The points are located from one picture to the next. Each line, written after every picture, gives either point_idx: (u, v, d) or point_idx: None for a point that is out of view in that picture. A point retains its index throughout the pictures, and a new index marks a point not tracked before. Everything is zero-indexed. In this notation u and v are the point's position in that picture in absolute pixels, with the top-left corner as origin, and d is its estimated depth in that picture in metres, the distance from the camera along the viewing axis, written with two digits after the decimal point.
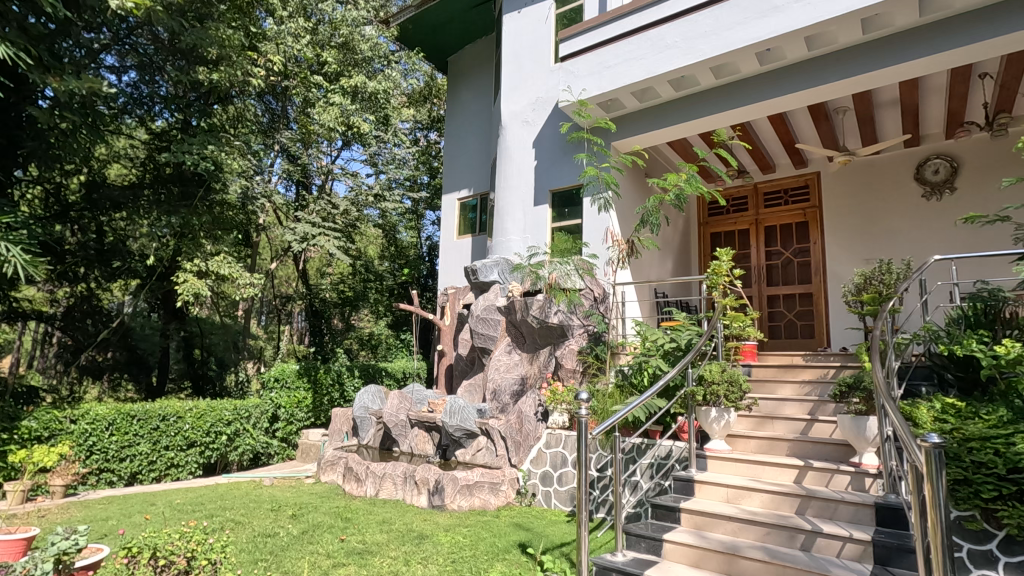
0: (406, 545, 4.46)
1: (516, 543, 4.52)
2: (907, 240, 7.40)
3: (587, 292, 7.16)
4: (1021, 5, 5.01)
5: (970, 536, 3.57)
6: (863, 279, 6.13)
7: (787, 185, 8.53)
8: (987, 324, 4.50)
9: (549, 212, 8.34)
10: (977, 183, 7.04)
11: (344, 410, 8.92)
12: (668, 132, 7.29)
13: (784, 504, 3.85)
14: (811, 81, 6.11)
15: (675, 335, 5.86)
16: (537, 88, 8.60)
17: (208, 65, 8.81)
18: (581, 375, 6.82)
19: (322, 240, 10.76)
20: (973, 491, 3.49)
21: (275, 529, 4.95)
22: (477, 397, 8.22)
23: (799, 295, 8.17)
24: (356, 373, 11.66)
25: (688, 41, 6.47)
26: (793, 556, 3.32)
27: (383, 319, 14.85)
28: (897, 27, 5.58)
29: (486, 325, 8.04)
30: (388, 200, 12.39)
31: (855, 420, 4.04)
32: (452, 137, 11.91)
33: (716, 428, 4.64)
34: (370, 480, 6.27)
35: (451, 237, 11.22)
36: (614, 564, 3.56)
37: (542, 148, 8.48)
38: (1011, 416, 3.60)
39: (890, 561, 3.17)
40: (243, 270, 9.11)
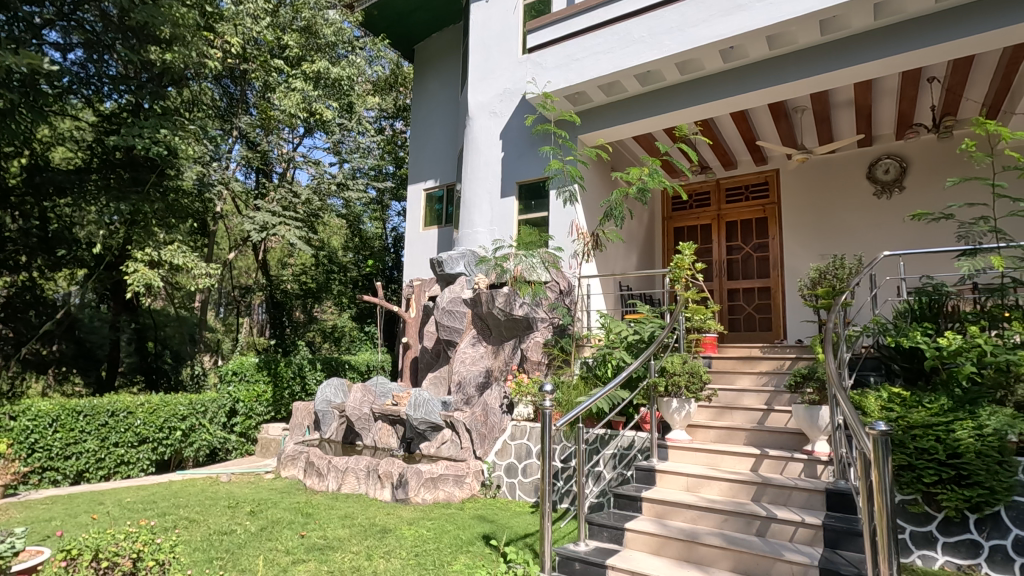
0: (369, 539, 4.40)
1: (480, 535, 4.51)
2: (860, 236, 7.69)
3: (553, 284, 7.18)
4: (966, 12, 5.25)
5: (912, 518, 3.80)
6: (818, 274, 6.31)
7: (748, 181, 8.74)
8: (932, 316, 4.72)
9: (516, 205, 8.31)
10: (924, 183, 7.36)
11: (306, 404, 8.73)
12: (634, 127, 7.35)
13: (741, 492, 3.96)
14: (772, 80, 6.25)
15: (640, 328, 5.96)
16: (504, 79, 8.53)
17: (161, 45, 8.41)
18: (546, 367, 6.86)
19: (282, 230, 10.43)
20: (916, 476, 3.65)
21: (232, 526, 4.81)
22: (442, 390, 8.16)
23: (757, 289, 8.40)
24: (318, 367, 11.44)
25: (654, 36, 6.52)
26: (749, 542, 3.43)
27: (346, 312, 14.59)
28: (853, 30, 5.76)
29: (451, 317, 7.97)
30: (352, 189, 11.91)
31: (808, 410, 4.19)
32: (418, 127, 11.73)
33: (677, 419, 4.75)
34: (332, 475, 6.15)
35: (416, 228, 11.07)
36: (577, 554, 3.60)
37: (509, 141, 8.44)
38: (952, 405, 3.83)
39: (839, 544, 3.30)
40: (198, 260, 8.77)
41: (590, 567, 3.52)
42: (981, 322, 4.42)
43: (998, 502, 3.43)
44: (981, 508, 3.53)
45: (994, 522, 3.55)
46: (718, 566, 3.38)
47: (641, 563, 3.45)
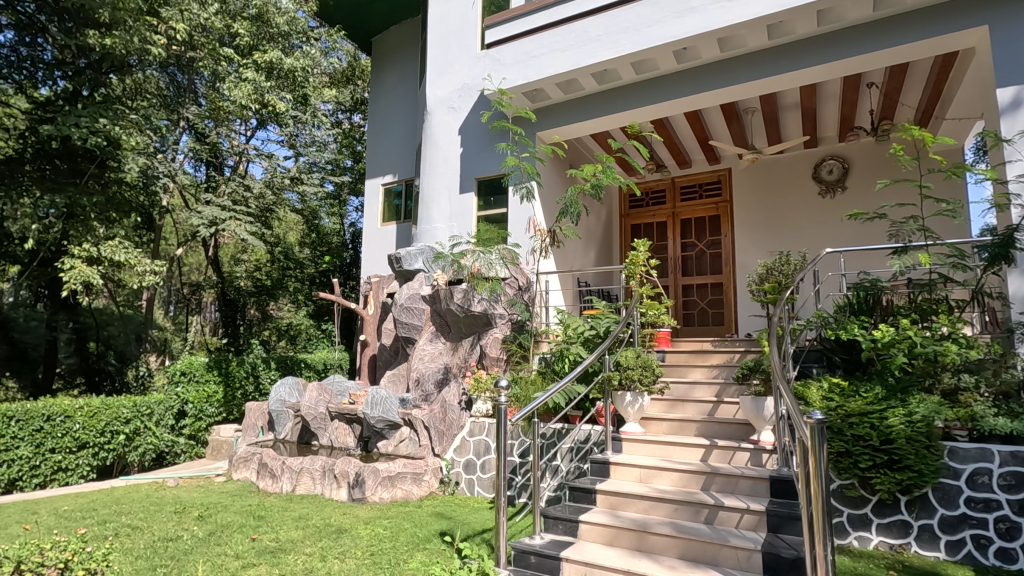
0: (323, 540, 4.32)
1: (437, 532, 4.50)
2: (806, 234, 8.02)
3: (512, 281, 7.28)
4: (901, 22, 5.53)
5: (849, 502, 3.99)
6: (765, 270, 6.51)
7: (701, 179, 8.97)
8: (868, 311, 4.95)
9: (475, 200, 8.28)
10: (864, 184, 7.74)
11: (259, 404, 8.47)
12: (591, 125, 7.43)
13: (691, 482, 4.07)
14: (722, 82, 6.42)
15: (596, 323, 6.09)
16: (463, 74, 8.46)
17: (100, 28, 8.00)
18: (505, 364, 7.00)
19: (232, 225, 10.01)
20: (852, 462, 3.83)
21: (178, 532, 4.64)
22: (401, 387, 8.09)
23: (710, 285, 8.64)
24: (273, 365, 11.10)
25: (610, 35, 6.61)
26: (697, 529, 3.53)
27: (302, 309, 14.24)
28: (798, 35, 5.98)
29: (410, 314, 7.92)
30: (307, 183, 11.62)
31: (754, 401, 4.35)
32: (376, 120, 11.53)
33: (631, 411, 4.85)
34: (286, 476, 6.00)
35: (374, 224, 10.90)
36: (532, 547, 3.63)
37: (467, 136, 8.40)
38: (885, 394, 4.05)
39: (782, 529, 3.45)
40: (142, 256, 8.36)
41: (546, 560, 3.56)
42: (912, 316, 4.67)
43: (925, 484, 3.67)
44: (911, 490, 3.75)
45: (922, 503, 3.80)
46: (668, 555, 3.47)
47: (595, 554, 3.51)
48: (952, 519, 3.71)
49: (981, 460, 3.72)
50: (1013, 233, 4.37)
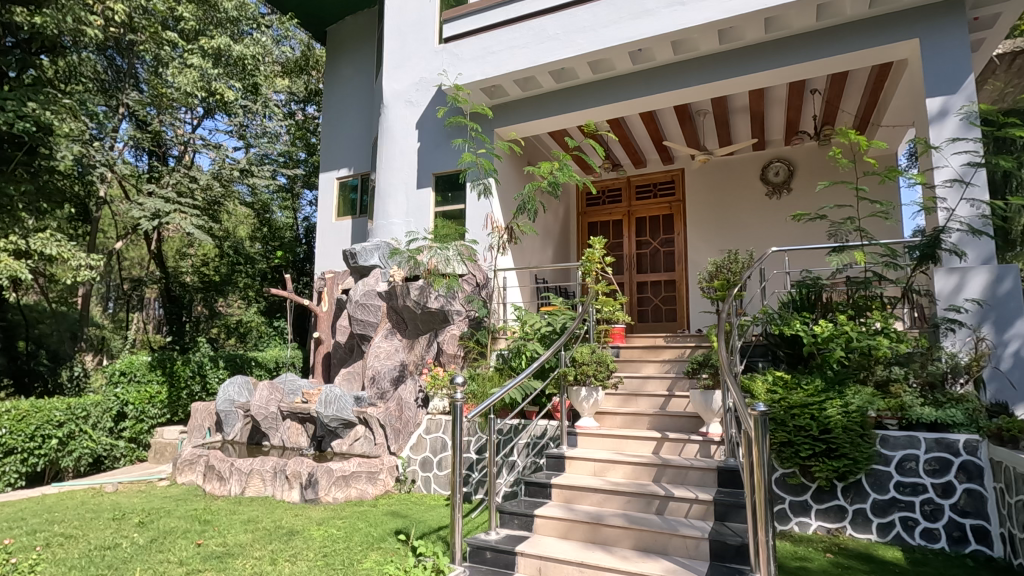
0: (273, 543, 4.21)
1: (392, 531, 4.46)
2: (753, 233, 8.33)
3: (468, 277, 7.12)
4: (842, 32, 5.80)
5: (790, 489, 4.19)
6: (715, 268, 6.72)
7: (656, 179, 9.17)
8: (809, 307, 5.20)
9: (432, 196, 8.20)
10: (807, 185, 8.11)
11: (206, 404, 8.14)
12: (549, 123, 7.47)
13: (643, 474, 4.18)
14: (675, 84, 6.59)
15: (552, 319, 6.16)
16: (420, 68, 8.34)
17: (29, 7, 7.49)
18: (462, 361, 6.88)
19: (177, 218, 9.53)
20: (794, 451, 4.02)
21: (117, 540, 4.42)
22: (356, 385, 7.96)
23: (664, 282, 8.86)
24: (221, 364, 10.69)
25: (568, 34, 6.66)
26: (649, 520, 3.63)
27: (253, 306, 13.76)
28: (747, 41, 6.19)
29: (365, 311, 7.75)
30: (258, 175, 11.24)
31: (704, 394, 4.49)
32: (331, 112, 11.25)
33: (586, 406, 4.92)
34: (235, 478, 5.80)
35: (329, 218, 10.65)
36: (487, 543, 3.64)
37: (425, 131, 8.29)
38: (824, 386, 4.25)
39: (728, 517, 3.59)
40: (77, 250, 7.87)
41: (500, 555, 3.58)
42: (849, 312, 4.93)
43: (859, 470, 3.89)
44: (846, 477, 3.96)
45: (857, 489, 4.03)
46: (621, 546, 3.55)
47: (550, 547, 3.55)
48: (882, 502, 3.95)
49: (909, 447, 3.97)
50: (939, 235, 4.68)
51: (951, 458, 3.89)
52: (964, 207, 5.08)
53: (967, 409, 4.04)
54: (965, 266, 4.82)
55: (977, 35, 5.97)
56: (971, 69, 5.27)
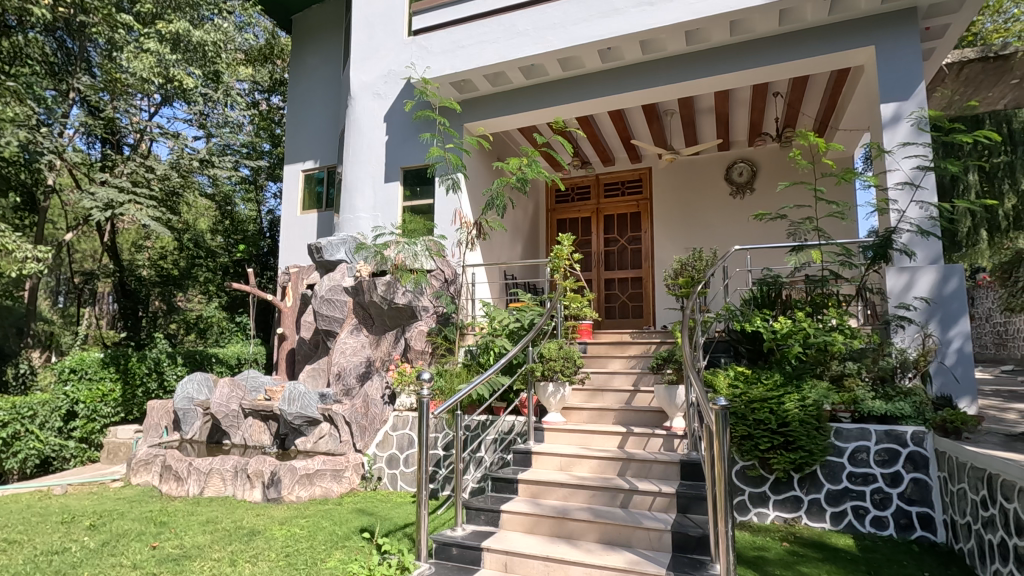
0: (233, 544, 4.10)
1: (357, 529, 4.40)
2: (717, 232, 8.52)
3: (437, 273, 7.10)
4: (803, 37, 5.97)
5: (750, 481, 4.32)
6: (680, 266, 6.85)
7: (624, 177, 9.28)
8: (770, 304, 5.34)
9: (400, 190, 8.10)
10: (768, 186, 8.34)
11: (163, 402, 7.84)
12: (518, 119, 7.46)
13: (608, 468, 4.24)
14: (644, 83, 6.66)
15: (520, 316, 6.17)
16: (388, 60, 8.21)
17: None
18: (430, 357, 6.79)
19: (131, 209, 9.12)
20: (753, 444, 4.14)
21: (66, 544, 4.23)
22: (321, 382, 7.83)
23: (631, 279, 8.98)
24: (179, 360, 10.32)
25: (538, 30, 6.66)
26: (613, 513, 3.69)
27: (214, 301, 13.35)
28: (713, 43, 6.31)
29: (330, 307, 7.65)
30: (219, 166, 10.89)
31: (668, 389, 4.58)
32: (296, 103, 10.99)
33: (553, 402, 4.96)
34: (193, 478, 5.63)
35: (293, 211, 10.41)
36: (453, 539, 3.63)
37: (393, 124, 8.17)
38: (783, 380, 4.39)
39: (690, 509, 3.67)
40: (22, 241, 7.48)
41: (466, 551, 3.57)
42: (807, 309, 5.10)
43: (815, 462, 4.02)
44: (802, 468, 4.10)
45: (812, 480, 4.18)
46: (585, 539, 3.59)
47: (516, 542, 3.57)
48: (836, 492, 4.11)
49: (861, 439, 4.13)
50: (891, 235, 4.87)
51: (899, 448, 4.06)
52: (914, 209, 5.29)
53: (915, 403, 4.22)
54: (914, 266, 5.04)
55: (928, 45, 6.23)
56: (921, 77, 5.50)
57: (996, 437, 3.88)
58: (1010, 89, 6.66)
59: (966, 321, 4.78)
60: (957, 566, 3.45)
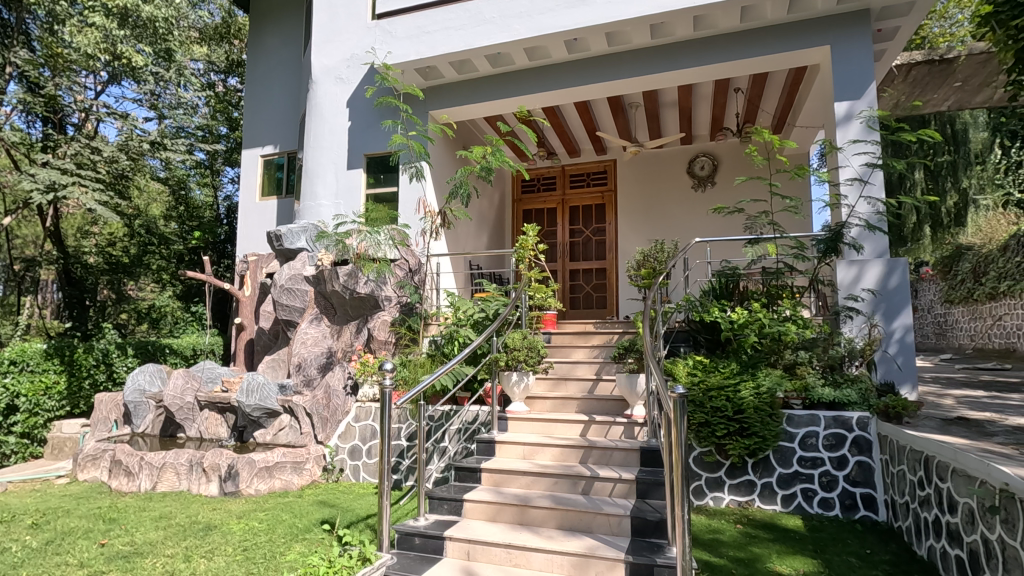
0: (188, 540, 3.99)
1: (318, 521, 4.34)
2: (679, 224, 8.70)
3: (400, 262, 6.96)
4: (763, 35, 6.11)
5: (706, 466, 4.46)
6: (642, 257, 6.95)
7: (589, 168, 9.34)
8: (727, 295, 5.49)
9: (363, 177, 7.94)
10: (728, 180, 8.55)
11: (111, 395, 7.55)
12: (484, 107, 7.40)
13: (570, 455, 4.30)
14: (609, 75, 6.70)
15: (485, 306, 6.16)
16: (351, 44, 7.99)
17: None
18: (393, 347, 6.75)
19: (76, 192, 8.61)
20: (711, 431, 4.28)
21: (5, 544, 4.02)
22: (280, 373, 7.69)
23: (595, 270, 9.08)
24: (130, 352, 9.83)
25: (504, 18, 6.60)
26: (575, 500, 3.75)
27: (167, 290, 12.86)
28: (677, 37, 6.38)
29: (290, 296, 7.47)
30: (171, 149, 10.45)
31: (629, 377, 4.67)
32: (253, 85, 10.62)
33: (517, 391, 4.98)
34: (144, 473, 5.43)
35: (252, 197, 10.09)
36: (416, 529, 3.61)
37: (356, 110, 7.98)
38: (739, 369, 4.53)
39: (648, 494, 3.77)
40: None
41: (429, 540, 3.57)
42: (762, 300, 5.28)
43: (768, 447, 4.17)
44: (756, 453, 4.26)
45: (764, 464, 4.34)
46: (547, 526, 3.64)
47: (478, 531, 3.58)
48: (786, 476, 4.29)
49: (810, 425, 4.32)
50: (842, 229, 5.08)
51: (845, 433, 4.26)
52: (864, 205, 5.50)
53: (861, 389, 4.41)
54: (863, 260, 5.26)
55: (880, 46, 6.47)
56: (873, 76, 5.71)
57: (933, 421, 4.11)
58: (952, 92, 7.00)
59: (908, 313, 5.03)
60: (896, 543, 3.65)
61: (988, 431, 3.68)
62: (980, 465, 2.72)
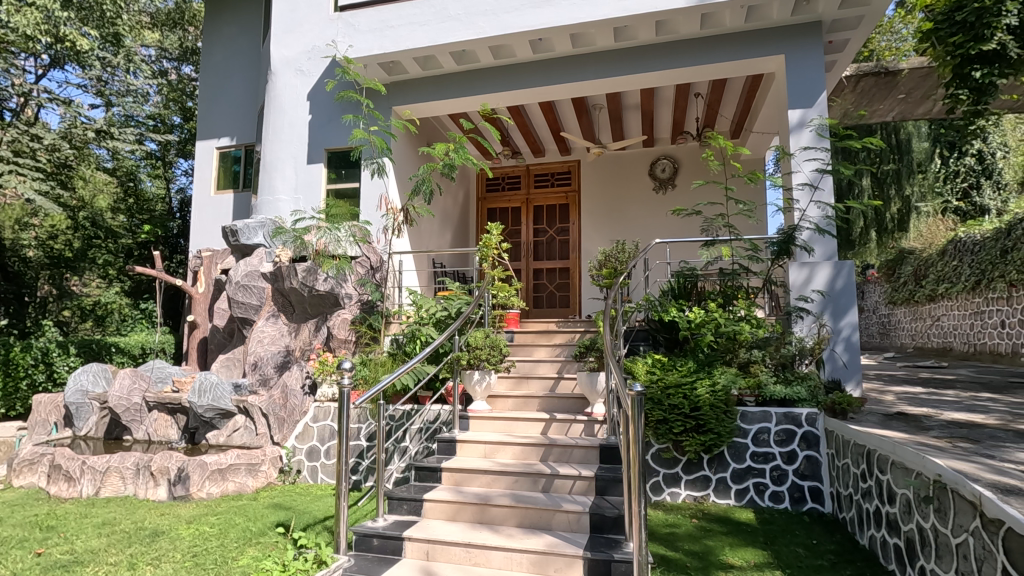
0: (134, 546, 3.82)
1: (273, 524, 4.23)
2: (641, 225, 8.86)
3: (362, 260, 6.91)
4: (721, 43, 6.28)
5: (664, 463, 4.56)
6: (604, 257, 7.04)
7: (554, 168, 9.40)
8: (686, 295, 5.62)
9: (324, 172, 7.77)
10: (688, 183, 8.76)
11: (51, 396, 7.15)
12: (449, 104, 7.35)
13: (531, 454, 4.32)
14: (573, 77, 6.75)
15: (447, 304, 6.11)
16: (312, 35, 7.78)
17: None
18: (354, 345, 6.61)
19: (12, 181, 8.15)
20: (668, 428, 4.38)
21: None
22: (236, 372, 7.46)
23: (559, 270, 9.15)
24: (72, 351, 9.35)
25: (469, 15, 6.57)
26: (534, 498, 3.77)
27: (115, 286, 12.28)
28: (640, 41, 6.50)
29: (246, 293, 7.23)
30: (117, 138, 10.00)
31: (589, 376, 4.73)
32: (208, 74, 10.24)
33: (479, 389, 4.99)
34: (86, 478, 5.17)
35: (206, 191, 9.75)
36: (374, 530, 3.56)
37: (316, 104, 7.80)
38: (696, 367, 4.63)
39: (607, 491, 3.82)
40: None
41: (388, 541, 3.52)
42: (719, 300, 5.43)
43: (722, 443, 4.32)
44: (712, 449, 4.38)
45: (719, 460, 4.47)
46: (507, 524, 3.65)
47: (437, 531, 3.56)
48: (740, 471, 4.42)
49: (763, 421, 4.47)
50: (793, 232, 5.30)
51: (795, 428, 4.43)
52: (814, 209, 5.73)
53: (810, 386, 4.59)
54: (814, 261, 5.46)
55: (831, 57, 6.74)
56: (824, 86, 5.94)
57: (875, 416, 4.33)
58: (897, 104, 7.47)
59: (854, 312, 5.28)
60: (841, 533, 3.82)
61: (925, 425, 3.89)
62: (917, 457, 2.86)
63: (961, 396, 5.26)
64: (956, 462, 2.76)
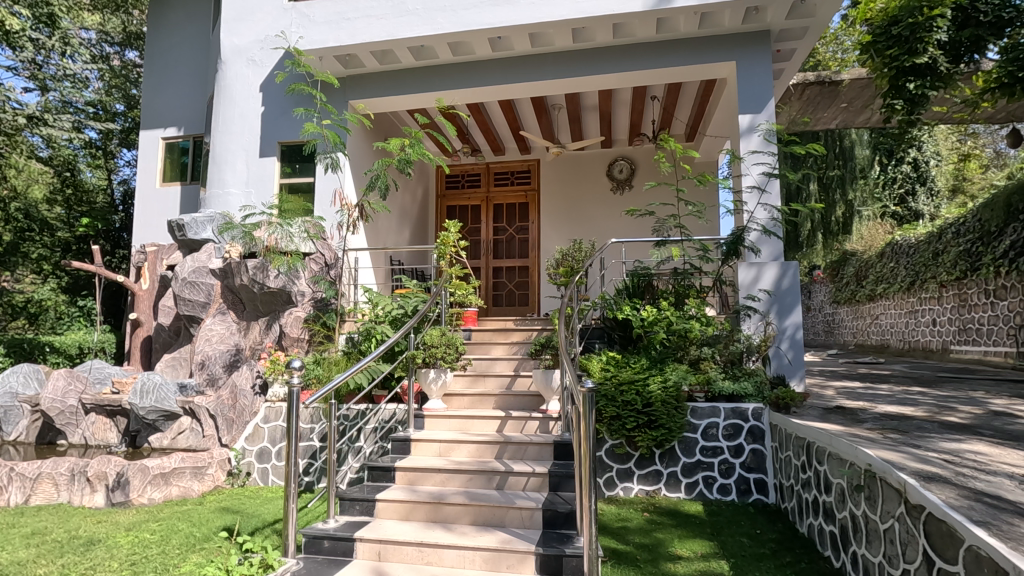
0: (66, 556, 3.62)
1: (220, 529, 4.09)
2: (598, 224, 8.99)
3: (315, 257, 6.83)
4: (677, 48, 6.43)
5: (617, 458, 4.65)
6: (562, 256, 7.10)
7: (514, 167, 9.42)
8: (641, 293, 5.72)
9: (278, 166, 7.56)
10: (644, 184, 8.94)
11: None
12: (407, 100, 7.25)
13: (487, 451, 4.33)
14: (531, 76, 6.78)
15: (404, 302, 6.05)
16: (265, 24, 7.53)
17: None
18: (307, 344, 6.50)
19: None
20: (621, 424, 4.46)
21: None
22: (182, 372, 7.19)
23: (518, 268, 9.19)
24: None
25: (427, 11, 6.51)
26: (489, 496, 3.77)
27: (50, 282, 11.70)
28: (597, 43, 6.59)
29: (192, 290, 6.91)
30: (53, 125, 9.48)
31: (545, 373, 4.78)
32: (155, 59, 9.78)
33: (434, 388, 4.94)
34: (14, 485, 4.85)
35: (150, 183, 9.30)
36: (325, 532, 3.48)
37: (269, 95, 7.57)
38: (649, 364, 4.72)
39: (560, 486, 3.87)
40: None
41: (339, 543, 3.46)
42: (672, 299, 5.55)
43: (673, 438, 4.43)
44: (662, 444, 4.49)
45: (670, 454, 4.59)
46: (461, 522, 3.64)
47: (390, 530, 3.52)
48: (689, 464, 4.55)
49: (711, 416, 4.61)
50: (742, 232, 5.49)
51: (742, 423, 4.59)
52: (762, 211, 5.91)
53: (756, 382, 4.76)
54: (761, 261, 5.67)
55: (779, 65, 6.99)
56: (771, 93, 6.16)
57: (816, 410, 4.52)
58: (840, 112, 7.81)
59: (798, 311, 5.50)
60: (782, 522, 3.98)
61: (860, 418, 4.09)
62: (850, 449, 3.01)
63: (894, 390, 5.56)
64: (886, 452, 2.92)
